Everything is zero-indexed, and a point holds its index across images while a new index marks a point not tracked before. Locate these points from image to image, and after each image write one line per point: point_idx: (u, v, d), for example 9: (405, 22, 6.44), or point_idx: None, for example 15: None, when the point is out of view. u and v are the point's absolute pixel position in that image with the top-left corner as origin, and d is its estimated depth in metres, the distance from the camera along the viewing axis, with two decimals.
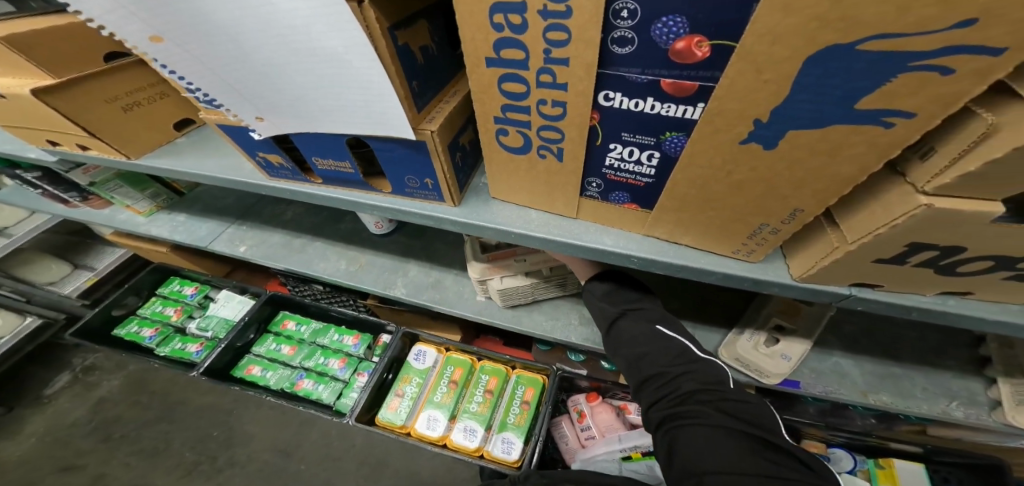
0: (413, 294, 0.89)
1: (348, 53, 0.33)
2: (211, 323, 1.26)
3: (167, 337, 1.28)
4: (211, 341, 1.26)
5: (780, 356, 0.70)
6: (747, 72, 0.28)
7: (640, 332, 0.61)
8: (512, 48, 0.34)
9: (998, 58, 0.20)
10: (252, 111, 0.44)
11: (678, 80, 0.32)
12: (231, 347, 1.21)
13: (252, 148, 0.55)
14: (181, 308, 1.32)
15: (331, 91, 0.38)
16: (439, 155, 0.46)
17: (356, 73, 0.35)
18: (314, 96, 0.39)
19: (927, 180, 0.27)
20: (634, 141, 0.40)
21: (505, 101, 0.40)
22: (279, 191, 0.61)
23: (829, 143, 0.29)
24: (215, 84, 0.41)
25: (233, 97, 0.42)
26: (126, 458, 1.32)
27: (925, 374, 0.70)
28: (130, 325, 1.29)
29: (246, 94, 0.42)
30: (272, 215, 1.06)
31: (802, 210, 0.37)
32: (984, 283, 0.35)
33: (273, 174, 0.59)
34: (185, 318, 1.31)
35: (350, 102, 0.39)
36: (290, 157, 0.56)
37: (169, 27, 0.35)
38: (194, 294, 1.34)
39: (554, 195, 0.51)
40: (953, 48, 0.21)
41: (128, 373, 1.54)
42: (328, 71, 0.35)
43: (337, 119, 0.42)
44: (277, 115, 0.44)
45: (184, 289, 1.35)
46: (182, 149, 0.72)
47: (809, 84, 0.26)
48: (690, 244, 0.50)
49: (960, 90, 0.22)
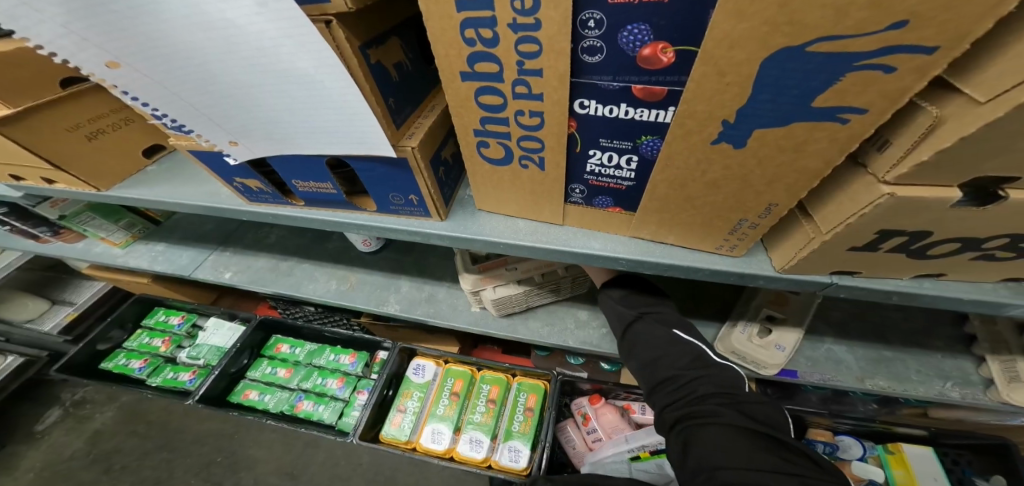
0: (407, 310, 0.89)
1: (319, 74, 0.34)
2: (202, 351, 1.25)
3: (157, 367, 1.26)
4: (204, 369, 1.24)
5: (775, 347, 0.71)
6: (711, 75, 0.28)
7: (658, 335, 0.62)
8: (486, 62, 0.35)
9: (934, 56, 0.22)
10: (225, 135, 0.44)
11: (648, 85, 0.33)
12: (226, 373, 1.20)
13: (231, 173, 0.55)
14: (169, 338, 1.31)
15: (306, 113, 0.39)
16: (421, 171, 0.46)
17: (328, 93, 0.36)
18: (291, 118, 0.40)
19: (887, 170, 0.28)
20: (612, 146, 0.41)
21: (482, 114, 0.40)
22: (259, 215, 0.62)
23: (794, 140, 0.30)
24: (185, 111, 0.41)
25: (203, 122, 0.42)
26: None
27: (918, 357, 0.71)
28: (118, 358, 1.27)
29: (217, 119, 0.42)
30: (255, 238, 1.06)
31: (776, 204, 0.38)
32: (957, 264, 0.36)
33: (252, 198, 0.60)
34: (174, 348, 1.29)
35: (327, 122, 0.39)
36: (269, 181, 0.56)
37: (125, 53, 0.35)
38: (181, 323, 1.33)
39: (540, 204, 0.52)
40: (895, 48, 0.22)
41: (122, 403, 1.51)
42: (302, 93, 0.36)
43: (315, 140, 0.42)
44: (254, 138, 0.44)
45: (171, 319, 1.34)
46: (150, 178, 0.72)
47: (769, 84, 0.27)
48: (676, 243, 0.50)
49: (903, 86, 0.24)
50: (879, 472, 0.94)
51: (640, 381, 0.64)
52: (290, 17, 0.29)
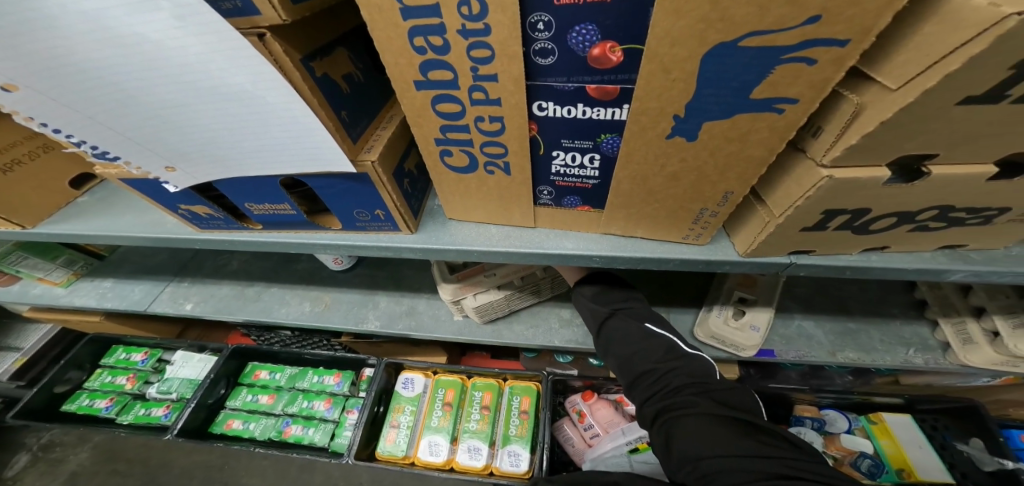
0: (388, 326, 0.88)
1: (258, 89, 0.33)
2: (173, 385, 1.20)
3: (125, 405, 1.21)
4: (178, 403, 1.20)
5: (750, 328, 0.74)
6: (657, 72, 0.29)
7: (631, 331, 0.63)
8: (439, 69, 0.35)
9: (845, 47, 0.24)
10: (160, 160, 0.43)
11: (601, 85, 0.34)
12: (203, 405, 1.16)
13: (174, 200, 0.54)
14: (134, 375, 1.26)
15: (254, 131, 0.38)
16: (384, 185, 0.46)
17: (270, 108, 0.35)
18: (235, 137, 0.39)
19: (824, 152, 0.29)
20: (574, 146, 0.42)
21: (441, 123, 0.41)
22: (212, 242, 0.60)
23: (738, 131, 0.32)
24: (118, 141, 0.41)
25: (137, 149, 0.42)
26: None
27: (881, 326, 0.75)
28: (81, 398, 1.21)
29: (145, 142, 0.41)
30: (215, 267, 1.03)
31: (732, 193, 0.39)
32: (898, 236, 0.38)
33: (202, 225, 0.58)
34: (141, 384, 1.24)
35: (278, 139, 0.39)
36: (219, 205, 0.55)
37: (20, 73, 0.33)
38: (145, 359, 1.27)
39: (510, 208, 0.52)
40: (816, 41, 0.24)
41: (95, 444, 1.43)
42: (242, 110, 0.35)
43: (263, 159, 0.42)
44: (194, 162, 0.43)
45: (133, 356, 1.28)
46: (80, 210, 0.70)
47: (711, 78, 0.28)
48: (645, 237, 0.52)
49: (826, 76, 0.26)
50: (868, 444, 0.98)
51: (619, 376, 0.65)
52: (217, 30, 0.29)
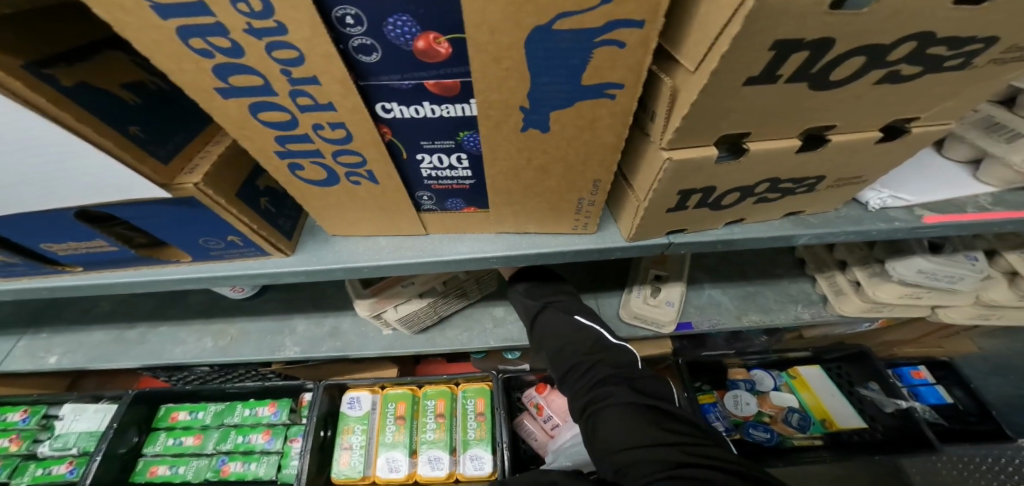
0: (310, 350, 0.82)
1: None
2: (71, 439, 1.04)
3: (16, 469, 1.02)
4: (83, 456, 1.03)
5: (666, 304, 0.78)
6: (488, 62, 0.27)
7: (561, 324, 0.63)
8: (242, 75, 0.30)
9: (644, 29, 0.23)
10: None
11: (441, 80, 0.32)
12: (114, 456, 1.01)
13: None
14: (18, 435, 1.06)
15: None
16: (225, 208, 0.40)
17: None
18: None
19: (660, 137, 0.29)
20: (436, 147, 0.39)
21: (274, 133, 0.36)
22: (25, 290, 0.51)
23: (584, 119, 0.31)
24: None
25: None
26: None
27: (774, 287, 0.81)
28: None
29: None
30: (79, 312, 0.88)
31: (600, 181, 0.39)
32: (746, 210, 0.40)
33: (4, 272, 0.49)
34: (30, 443, 1.05)
35: (39, 170, 0.30)
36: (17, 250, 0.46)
37: None
38: (26, 417, 1.07)
39: (393, 216, 0.49)
40: (619, 22, 0.23)
41: None
42: None
43: (31, 198, 0.33)
44: None
45: (11, 416, 1.08)
46: None
47: (542, 66, 0.27)
48: (538, 231, 0.51)
49: (639, 59, 0.25)
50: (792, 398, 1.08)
51: (551, 369, 0.65)
52: None
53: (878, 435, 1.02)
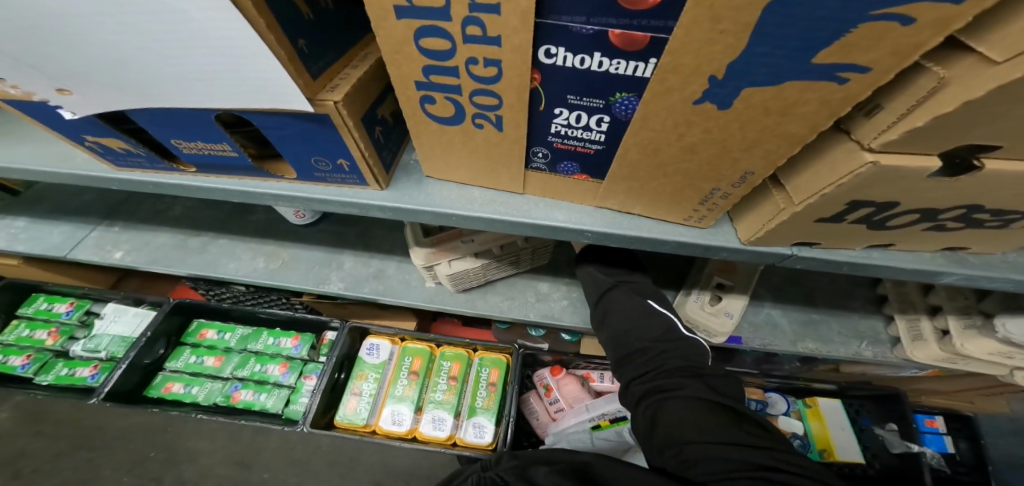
0: (353, 288, 0.82)
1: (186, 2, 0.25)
2: (102, 342, 1.08)
3: (46, 363, 1.08)
4: (108, 362, 1.08)
5: (724, 314, 0.74)
6: (703, 20, 0.23)
7: (632, 305, 0.62)
8: None
9: (959, 7, 0.18)
10: (48, 81, 0.35)
11: (627, 31, 0.28)
12: (138, 366, 1.05)
13: (76, 130, 0.45)
14: (56, 329, 1.11)
15: (179, 61, 0.30)
16: (349, 131, 0.39)
17: (202, 27, 0.27)
18: (154, 63, 0.31)
19: (873, 136, 0.26)
20: (580, 104, 0.36)
21: (424, 62, 0.34)
22: (133, 182, 0.52)
23: (781, 101, 0.27)
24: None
25: (12, 64, 0.34)
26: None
27: (839, 318, 0.78)
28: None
29: (29, 60, 0.33)
30: (155, 210, 0.90)
31: (752, 173, 0.36)
32: (908, 234, 0.37)
33: (118, 162, 0.50)
34: (65, 340, 1.10)
35: (208, 66, 0.31)
36: (138, 140, 0.46)
37: None
38: (70, 311, 1.13)
39: (497, 170, 0.47)
40: None
41: (17, 403, 1.29)
42: (157, 31, 0.28)
43: (191, 89, 0.34)
44: (94, 88, 0.36)
45: (55, 307, 1.13)
46: None
47: (770, 34, 0.23)
48: (643, 214, 0.48)
49: (916, 42, 0.20)
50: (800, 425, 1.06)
51: (610, 351, 0.64)
52: None
53: (871, 471, 1.03)
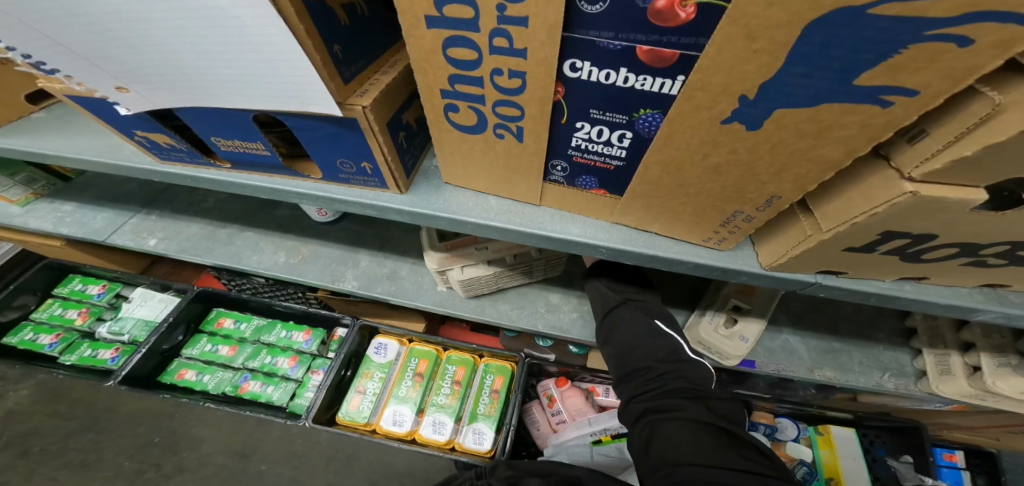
0: (365, 287, 0.82)
1: (234, 8, 0.26)
2: (127, 326, 1.11)
3: (72, 343, 1.11)
4: (130, 346, 1.10)
5: (738, 338, 0.72)
6: (737, 39, 0.22)
7: (640, 324, 0.60)
8: (457, 4, 0.29)
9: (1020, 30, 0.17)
10: (110, 79, 0.37)
11: (655, 48, 0.27)
12: (156, 351, 1.08)
13: (129, 125, 0.47)
14: (86, 310, 1.15)
15: (228, 62, 0.31)
16: (375, 135, 0.40)
17: (250, 35, 0.28)
18: (205, 65, 0.32)
19: (916, 165, 0.25)
20: (603, 119, 0.36)
21: (451, 71, 0.35)
22: (172, 176, 0.54)
23: (816, 124, 0.26)
24: (61, 54, 0.34)
25: (81, 63, 0.35)
26: (53, 472, 1.18)
27: (861, 348, 0.75)
28: (23, 332, 1.11)
29: (94, 58, 0.34)
30: (188, 202, 0.93)
31: (779, 197, 0.35)
32: (944, 268, 0.36)
33: (163, 156, 0.52)
34: (93, 321, 1.14)
35: (252, 69, 0.32)
36: (183, 137, 0.48)
37: None
38: (101, 293, 1.17)
39: (513, 180, 0.47)
40: (978, 16, 0.17)
41: (38, 380, 1.34)
42: (209, 33, 0.29)
43: (233, 91, 0.35)
44: (151, 86, 0.37)
45: (89, 289, 1.17)
46: (33, 126, 0.61)
47: (809, 55, 0.22)
48: (659, 232, 0.47)
49: (972, 65, 0.20)
50: (809, 453, 1.02)
51: (611, 368, 0.62)
52: None
53: None
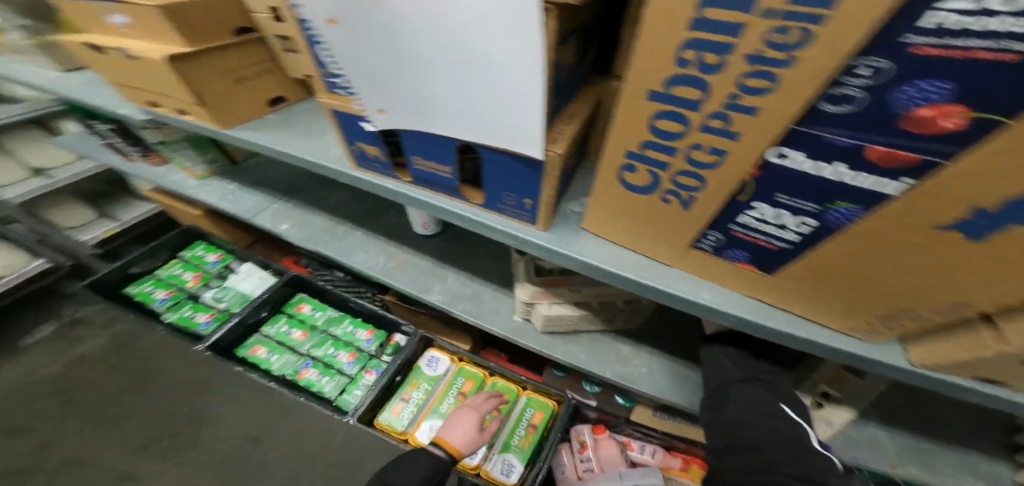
0: (448, 303, 0.85)
1: (509, 63, 0.33)
2: (227, 295, 1.22)
3: (178, 302, 1.22)
4: (223, 313, 1.20)
5: (825, 423, 0.69)
6: (1002, 156, 0.24)
7: (764, 402, 0.59)
8: (688, 86, 0.32)
9: None
10: (378, 102, 0.45)
11: (892, 150, 0.28)
12: (243, 324, 1.15)
13: (357, 137, 0.55)
14: (199, 275, 1.28)
15: (486, 103, 0.37)
16: (551, 178, 0.44)
17: (508, 82, 0.34)
18: (461, 104, 0.39)
19: None
20: (787, 203, 0.37)
21: (647, 137, 0.38)
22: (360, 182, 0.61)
23: None
24: (361, 78, 0.43)
25: (370, 86, 0.44)
26: (81, 425, 1.25)
27: (954, 451, 0.69)
28: (145, 285, 1.24)
29: (382, 86, 0.43)
30: (317, 197, 1.03)
31: (968, 305, 0.35)
32: None
33: (363, 165, 0.59)
34: (201, 286, 1.25)
35: (495, 109, 0.38)
36: (389, 151, 0.56)
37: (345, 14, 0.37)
38: (216, 261, 1.30)
39: (656, 237, 0.49)
40: None
41: (114, 331, 1.47)
42: (480, 78, 0.35)
43: (464, 123, 0.41)
44: (402, 111, 0.44)
45: (207, 256, 1.31)
46: (269, 124, 0.77)
47: None
48: (799, 314, 0.47)
49: None
50: None
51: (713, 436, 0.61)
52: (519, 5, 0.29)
53: None
